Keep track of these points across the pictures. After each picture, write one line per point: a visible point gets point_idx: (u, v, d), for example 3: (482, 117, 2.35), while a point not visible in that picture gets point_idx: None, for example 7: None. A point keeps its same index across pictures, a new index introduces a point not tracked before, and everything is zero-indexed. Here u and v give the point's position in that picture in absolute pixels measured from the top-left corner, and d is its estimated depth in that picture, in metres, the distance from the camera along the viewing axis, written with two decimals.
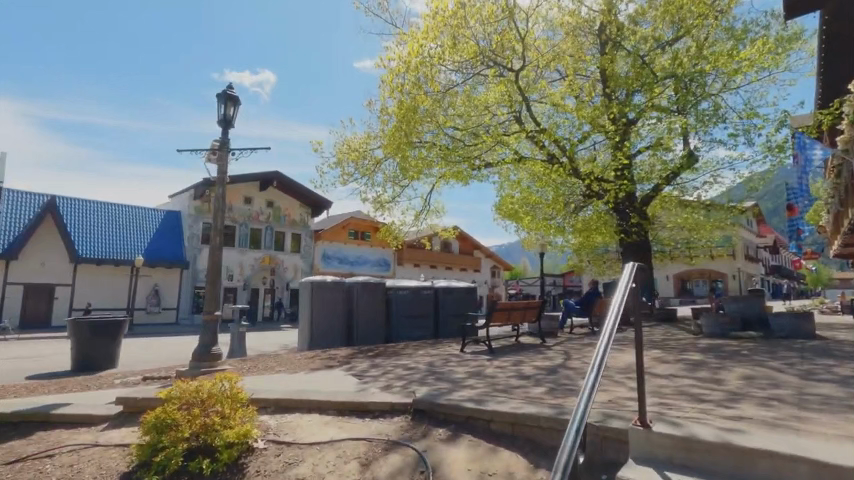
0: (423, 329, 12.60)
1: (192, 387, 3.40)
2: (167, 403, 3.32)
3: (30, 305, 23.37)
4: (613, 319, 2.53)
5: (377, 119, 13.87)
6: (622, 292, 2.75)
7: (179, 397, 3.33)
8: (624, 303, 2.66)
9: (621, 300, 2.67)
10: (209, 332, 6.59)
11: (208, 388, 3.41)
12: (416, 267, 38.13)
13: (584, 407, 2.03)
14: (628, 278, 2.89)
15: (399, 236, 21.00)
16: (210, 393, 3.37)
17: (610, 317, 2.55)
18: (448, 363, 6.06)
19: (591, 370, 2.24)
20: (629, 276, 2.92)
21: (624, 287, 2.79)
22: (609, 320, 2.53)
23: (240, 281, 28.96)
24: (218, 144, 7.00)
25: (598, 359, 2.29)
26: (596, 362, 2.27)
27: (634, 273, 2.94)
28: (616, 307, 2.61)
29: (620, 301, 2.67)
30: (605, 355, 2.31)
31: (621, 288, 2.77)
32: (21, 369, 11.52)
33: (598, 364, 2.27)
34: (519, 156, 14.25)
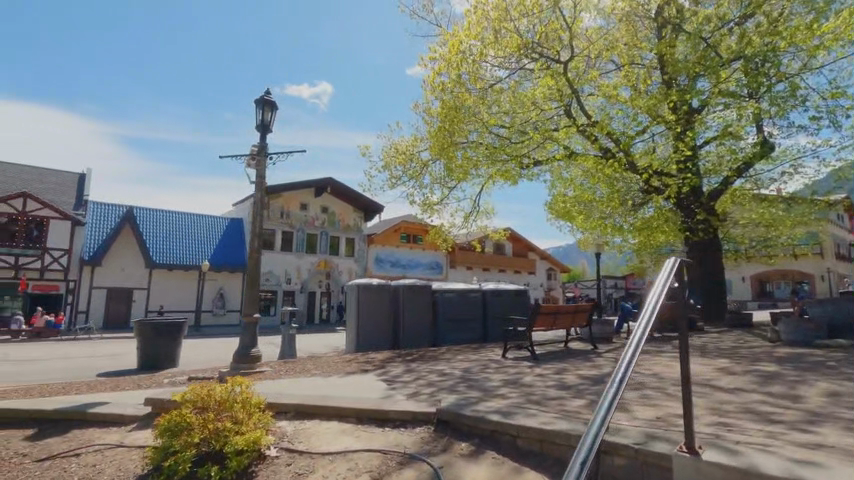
0: (469, 334, 12.24)
1: (206, 389, 3.33)
2: (182, 406, 3.27)
3: (112, 307, 25.42)
4: (644, 325, 2.14)
5: (420, 121, 13.74)
6: (658, 293, 2.34)
7: (192, 400, 3.27)
8: (659, 305, 2.26)
9: (656, 303, 2.26)
10: (249, 333, 6.71)
11: (221, 392, 3.34)
12: (469, 270, 37.70)
13: (597, 429, 1.68)
14: (667, 278, 2.47)
15: (448, 237, 20.78)
16: (224, 397, 3.32)
17: (640, 323, 2.16)
18: (486, 370, 5.74)
19: (610, 383, 1.89)
20: (669, 274, 2.50)
21: (661, 288, 2.38)
22: (639, 327, 2.14)
23: (297, 284, 30.01)
24: (257, 149, 7.13)
25: (619, 372, 1.91)
26: (617, 375, 1.90)
27: (675, 269, 2.53)
28: (647, 311, 2.21)
29: (654, 302, 2.27)
30: (628, 367, 1.94)
31: (657, 288, 2.36)
32: (95, 366, 12.41)
33: (620, 377, 1.90)
34: (571, 152, 13.56)
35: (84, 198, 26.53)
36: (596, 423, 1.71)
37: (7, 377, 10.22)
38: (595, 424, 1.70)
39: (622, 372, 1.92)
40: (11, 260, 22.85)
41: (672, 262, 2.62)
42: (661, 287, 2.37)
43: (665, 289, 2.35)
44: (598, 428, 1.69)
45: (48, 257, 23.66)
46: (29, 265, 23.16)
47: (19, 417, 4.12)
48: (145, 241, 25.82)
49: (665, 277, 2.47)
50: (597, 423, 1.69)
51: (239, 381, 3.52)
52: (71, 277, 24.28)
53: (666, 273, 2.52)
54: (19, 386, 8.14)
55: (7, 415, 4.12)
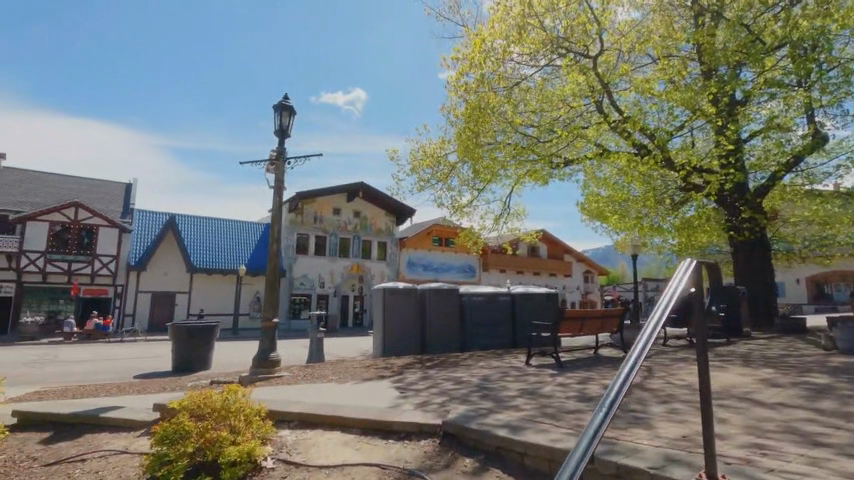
0: (498, 338, 11.90)
1: (203, 398, 3.28)
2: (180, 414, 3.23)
3: (157, 310, 26.41)
4: (643, 344, 1.87)
5: (445, 122, 13.51)
6: (666, 302, 2.05)
7: (189, 408, 3.22)
8: (665, 318, 1.96)
9: (662, 314, 1.98)
10: (268, 337, 6.71)
11: (218, 400, 3.28)
12: (503, 273, 37.12)
13: (577, 465, 1.43)
14: (679, 285, 2.15)
15: (479, 240, 20.44)
16: (222, 405, 3.26)
17: (638, 342, 1.89)
18: (505, 378, 5.49)
19: (600, 407, 1.65)
20: (683, 280, 2.19)
21: (669, 297, 2.09)
22: (636, 347, 1.87)
23: (331, 288, 30.42)
24: (275, 154, 7.15)
25: (606, 400, 1.65)
26: (604, 404, 1.65)
27: (691, 273, 2.23)
28: (648, 328, 1.94)
29: (658, 316, 1.98)
30: (620, 393, 1.67)
31: (664, 299, 2.06)
32: (133, 368, 12.85)
33: (609, 404, 1.65)
34: (604, 150, 13.02)
35: (130, 207, 27.84)
36: (575, 459, 1.46)
37: (53, 378, 10.74)
38: (574, 459, 1.46)
39: (612, 397, 1.67)
40: (64, 266, 24.24)
41: (688, 265, 2.29)
42: (669, 297, 2.07)
43: (672, 300, 2.05)
44: (578, 462, 1.44)
45: (97, 263, 24.94)
46: (80, 271, 24.48)
47: (38, 420, 4.21)
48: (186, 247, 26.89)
49: (678, 284, 2.15)
50: (577, 458, 1.44)
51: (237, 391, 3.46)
52: (118, 282, 25.48)
53: (678, 279, 2.20)
54: (61, 386, 8.52)
55: (27, 418, 4.22)
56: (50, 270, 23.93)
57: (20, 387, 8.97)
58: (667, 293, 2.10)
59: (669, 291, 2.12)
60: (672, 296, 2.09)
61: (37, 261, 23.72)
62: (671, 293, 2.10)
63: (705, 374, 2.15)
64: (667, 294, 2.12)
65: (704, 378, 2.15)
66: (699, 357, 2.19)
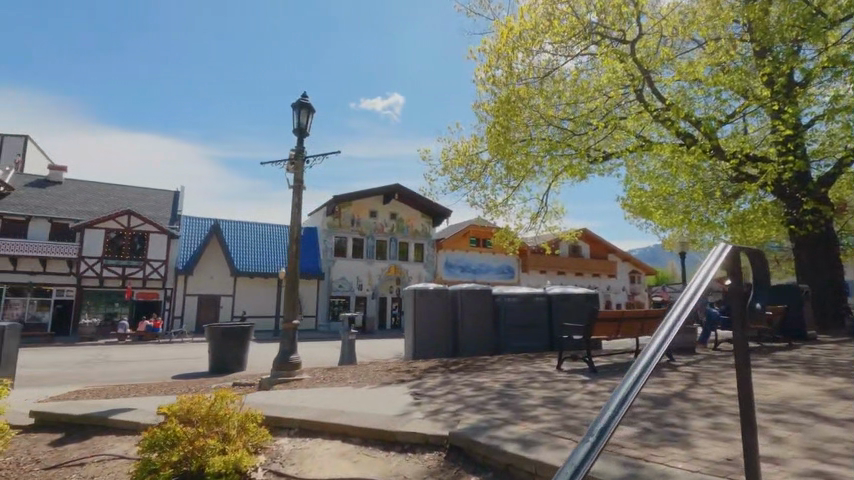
0: (534, 341, 11.36)
1: (194, 403, 3.12)
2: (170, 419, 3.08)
3: (204, 313, 27.30)
4: (652, 353, 1.42)
5: (475, 119, 13.08)
6: (686, 301, 1.60)
7: (178, 414, 3.07)
8: (684, 321, 1.51)
9: (680, 315, 1.55)
10: (289, 339, 6.61)
11: (209, 406, 3.11)
12: (543, 274, 36.13)
13: None
14: (707, 276, 1.70)
15: (516, 240, 19.84)
16: (212, 412, 3.08)
17: (648, 347, 1.45)
18: (530, 384, 5.09)
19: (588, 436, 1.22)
20: (711, 270, 1.73)
21: (693, 292, 1.64)
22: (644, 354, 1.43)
23: (369, 290, 30.52)
24: (295, 153, 7.05)
25: (597, 427, 1.22)
26: (593, 430, 1.22)
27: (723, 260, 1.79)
28: (663, 330, 1.48)
29: (675, 319, 1.53)
30: (616, 418, 1.24)
31: (686, 296, 1.61)
32: (173, 369, 13.19)
33: (599, 433, 1.22)
34: (646, 142, 12.18)
35: (177, 213, 29.07)
36: None
37: (97, 377, 11.16)
38: None
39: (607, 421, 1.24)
40: (118, 270, 25.59)
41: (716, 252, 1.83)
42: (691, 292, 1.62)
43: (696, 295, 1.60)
44: None
45: (148, 268, 26.17)
46: (133, 275, 25.74)
47: (52, 420, 4.22)
48: (229, 251, 27.78)
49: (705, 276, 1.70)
50: None
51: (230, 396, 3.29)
52: (168, 285, 26.60)
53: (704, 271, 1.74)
54: (100, 386, 8.81)
55: (42, 418, 4.24)
56: (106, 275, 25.31)
57: (65, 386, 9.36)
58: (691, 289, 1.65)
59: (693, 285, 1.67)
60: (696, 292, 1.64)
61: (94, 266, 25.15)
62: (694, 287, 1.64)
63: (746, 380, 1.75)
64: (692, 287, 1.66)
65: (745, 383, 1.76)
66: (738, 357, 1.79)
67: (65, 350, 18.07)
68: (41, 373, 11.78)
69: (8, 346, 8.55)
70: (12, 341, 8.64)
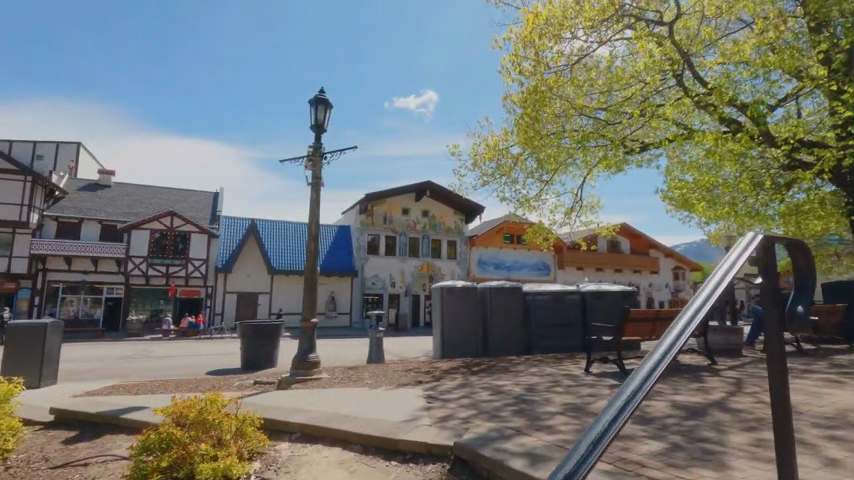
0: (566, 340, 10.92)
1: (191, 405, 3.03)
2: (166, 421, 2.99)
3: (242, 310, 28.04)
4: (646, 375, 1.13)
5: (504, 112, 12.64)
6: (693, 310, 1.26)
7: (173, 416, 2.98)
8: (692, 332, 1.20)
9: (687, 324, 1.23)
10: (307, 337, 6.53)
11: (205, 409, 3.02)
12: (580, 271, 35.07)
13: None
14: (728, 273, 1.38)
15: (550, 235, 19.23)
16: (202, 416, 2.96)
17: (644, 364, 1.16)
18: (553, 388, 4.77)
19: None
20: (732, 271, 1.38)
21: (706, 299, 1.29)
22: (638, 374, 1.13)
23: (402, 287, 30.53)
24: (313, 149, 6.95)
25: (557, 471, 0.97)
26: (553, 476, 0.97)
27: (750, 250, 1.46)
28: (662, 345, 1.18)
29: (680, 330, 1.22)
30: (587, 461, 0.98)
31: (698, 299, 1.29)
32: (208, 365, 13.50)
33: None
34: (687, 130, 11.41)
35: (216, 214, 30.00)
36: None
37: (136, 373, 11.53)
38: None
39: (569, 475, 0.96)
40: (163, 269, 26.67)
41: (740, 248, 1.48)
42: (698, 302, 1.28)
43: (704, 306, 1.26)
44: None
45: (190, 266, 27.17)
46: (176, 274, 26.76)
47: (70, 417, 4.27)
48: (266, 250, 28.47)
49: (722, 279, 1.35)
50: None
51: (224, 399, 3.19)
52: (208, 283, 27.53)
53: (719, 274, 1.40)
54: (134, 382, 9.05)
55: (61, 415, 4.30)
56: (151, 273, 26.43)
57: (104, 381, 9.70)
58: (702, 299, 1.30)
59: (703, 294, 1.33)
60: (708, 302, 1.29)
61: (140, 265, 26.30)
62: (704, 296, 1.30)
63: (782, 384, 1.45)
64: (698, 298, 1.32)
65: (782, 395, 1.45)
66: (771, 365, 1.48)
67: (112, 345, 18.91)
68: (86, 368, 12.33)
69: (50, 342, 8.91)
70: (53, 338, 8.98)
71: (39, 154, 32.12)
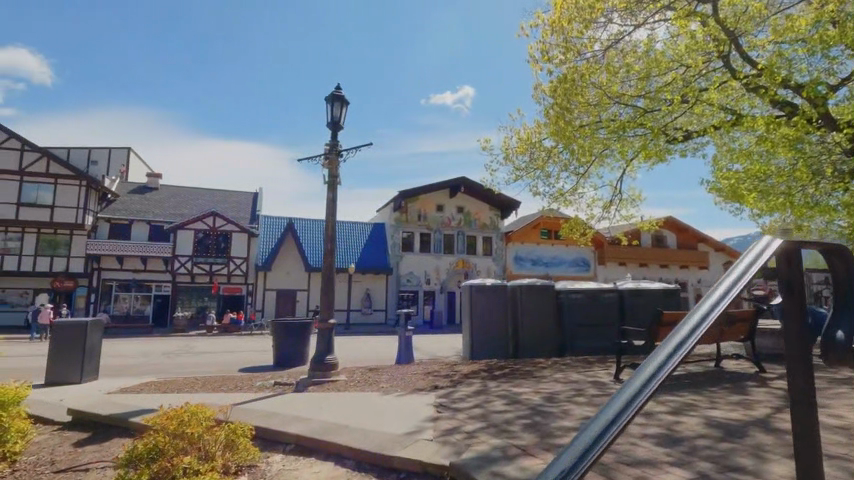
0: (604, 340, 10.35)
1: (174, 414, 2.90)
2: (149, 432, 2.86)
3: (282, 307, 28.71)
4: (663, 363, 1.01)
5: (535, 103, 12.12)
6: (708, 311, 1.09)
7: (155, 428, 2.84)
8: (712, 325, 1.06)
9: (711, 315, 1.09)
10: (324, 339, 6.43)
11: (188, 418, 2.89)
12: (623, 266, 33.69)
13: None
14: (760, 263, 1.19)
15: (587, 230, 18.47)
16: (180, 430, 2.81)
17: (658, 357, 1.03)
18: (575, 398, 4.41)
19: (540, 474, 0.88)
20: (746, 279, 1.15)
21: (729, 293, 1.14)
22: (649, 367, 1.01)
23: (437, 284, 30.34)
24: (330, 147, 6.83)
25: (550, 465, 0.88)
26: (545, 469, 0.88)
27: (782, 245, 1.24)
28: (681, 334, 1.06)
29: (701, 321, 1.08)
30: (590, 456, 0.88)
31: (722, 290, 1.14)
32: (243, 361, 13.77)
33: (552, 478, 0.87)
34: (735, 116, 10.55)
35: (256, 214, 30.80)
36: None
37: (175, 369, 11.89)
38: None
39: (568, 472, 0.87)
40: (207, 267, 27.67)
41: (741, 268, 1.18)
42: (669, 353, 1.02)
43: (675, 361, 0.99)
44: None
45: (232, 265, 28.07)
46: (219, 272, 27.75)
47: (84, 419, 4.33)
48: (304, 248, 29.08)
49: (706, 323, 1.07)
50: None
51: (207, 410, 3.02)
52: (249, 281, 28.35)
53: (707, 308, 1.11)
54: (169, 379, 9.29)
55: (77, 416, 4.36)
56: (196, 272, 27.47)
57: (142, 377, 10.04)
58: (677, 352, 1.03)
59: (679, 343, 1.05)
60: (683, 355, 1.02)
61: (186, 264, 27.40)
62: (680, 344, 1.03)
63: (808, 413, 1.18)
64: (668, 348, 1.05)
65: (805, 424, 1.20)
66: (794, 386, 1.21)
67: (159, 340, 19.74)
68: (130, 363, 12.87)
69: (91, 339, 9.30)
70: (93, 335, 9.36)
71: (93, 160, 34.09)
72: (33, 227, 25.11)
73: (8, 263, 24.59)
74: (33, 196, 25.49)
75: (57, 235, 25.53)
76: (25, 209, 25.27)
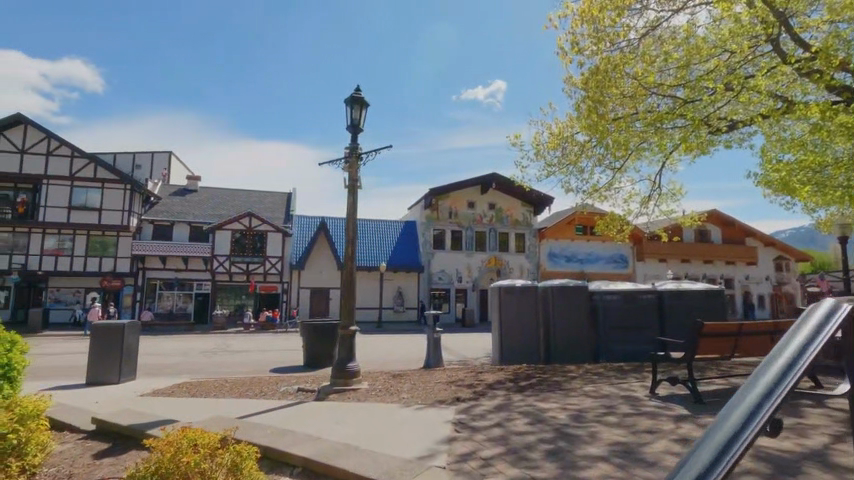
0: (642, 344, 9.78)
1: (169, 442, 2.73)
2: (147, 461, 2.73)
3: (315, 305, 29.16)
4: (765, 402, 0.98)
5: (566, 96, 11.56)
6: (804, 348, 1.07)
7: (152, 457, 2.70)
8: (813, 362, 1.04)
9: (810, 348, 1.08)
10: (346, 346, 6.32)
11: (183, 444, 2.70)
12: (663, 262, 32.38)
13: None
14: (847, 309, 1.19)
15: (624, 226, 17.71)
16: (175, 460, 2.62)
17: (754, 391, 1.02)
18: (605, 418, 4.09)
19: None
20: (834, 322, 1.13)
21: (824, 328, 1.11)
22: (745, 400, 1.01)
23: (469, 282, 29.99)
24: (350, 150, 6.71)
25: None
26: None
27: None
28: (780, 370, 1.04)
29: (797, 357, 1.06)
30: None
31: (817, 326, 1.11)
32: (275, 361, 13.94)
33: None
34: (788, 103, 9.72)
35: (290, 214, 31.37)
36: None
37: (210, 369, 12.14)
38: None
39: None
40: (243, 267, 28.34)
41: (817, 321, 1.14)
42: (751, 416, 0.95)
43: (758, 429, 0.92)
44: None
45: (268, 264, 28.65)
46: (255, 271, 28.41)
47: (107, 429, 4.37)
48: (336, 247, 29.41)
49: (802, 358, 1.05)
50: None
51: (207, 436, 2.82)
52: (284, 279, 28.85)
53: (785, 368, 1.05)
54: (201, 380, 9.44)
55: (100, 426, 4.42)
56: (234, 271, 28.18)
57: (177, 377, 10.32)
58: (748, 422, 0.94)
59: (753, 405, 0.98)
60: (763, 418, 0.95)
61: (224, 264, 28.15)
62: (764, 403, 0.97)
63: None
64: (739, 410, 0.98)
65: None
66: None
67: (198, 338, 20.32)
68: (168, 362, 13.25)
69: (128, 341, 9.60)
70: (131, 336, 9.67)
71: (138, 164, 35.64)
72: (83, 229, 26.36)
73: (62, 263, 25.96)
74: (82, 199, 26.72)
75: (105, 236, 26.72)
76: (76, 212, 26.54)
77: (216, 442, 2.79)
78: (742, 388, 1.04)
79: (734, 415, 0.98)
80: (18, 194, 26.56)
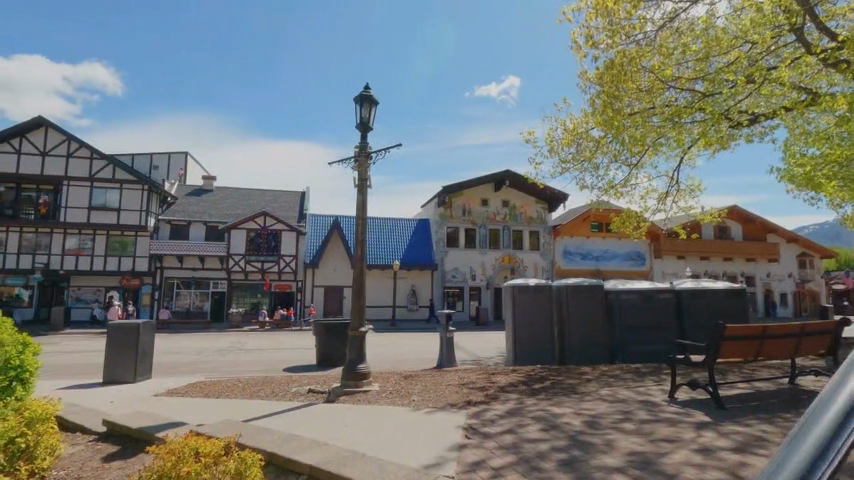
0: (661, 345, 9.52)
1: (172, 448, 2.68)
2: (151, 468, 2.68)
3: (330, 303, 29.30)
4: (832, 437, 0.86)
5: (581, 92, 11.29)
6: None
7: (156, 464, 2.64)
8: None
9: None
10: (356, 348, 6.25)
11: (186, 451, 2.64)
12: (682, 260, 31.76)
13: None
14: None
15: (641, 223, 17.35)
16: (176, 470, 2.56)
17: (820, 422, 0.89)
18: (621, 424, 3.95)
19: None
20: None
21: None
22: (811, 435, 0.88)
23: (483, 280, 29.79)
24: (359, 149, 6.63)
25: None
26: None
27: None
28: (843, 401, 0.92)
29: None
30: None
31: None
32: (289, 360, 13.98)
33: None
34: (814, 95, 9.35)
35: (304, 212, 31.53)
36: None
37: (225, 368, 12.23)
38: None
39: None
40: (259, 265, 28.57)
41: None
42: (825, 454, 0.82)
43: (837, 465, 0.79)
44: None
45: (282, 263, 28.83)
46: (270, 269, 28.63)
47: (117, 431, 4.37)
48: (349, 245, 29.47)
49: None
50: None
51: (210, 443, 2.76)
52: (298, 278, 29.04)
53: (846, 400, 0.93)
54: (215, 380, 9.49)
55: (111, 427, 4.43)
56: (249, 269, 28.42)
57: (192, 376, 10.41)
58: (820, 463, 0.81)
59: (822, 437, 0.86)
60: (839, 455, 0.82)
61: (240, 263, 28.40)
62: (834, 436, 0.85)
63: None
64: (807, 448, 0.85)
65: None
66: None
67: (215, 337, 20.52)
68: (184, 361, 13.38)
69: (143, 340, 9.71)
70: (146, 335, 9.77)
71: (155, 165, 36.20)
72: (102, 229, 26.86)
73: (82, 263, 26.51)
74: (102, 199, 27.22)
75: (124, 236, 27.19)
76: (96, 213, 27.06)
77: (219, 450, 2.72)
78: (804, 422, 0.91)
79: (801, 454, 0.85)
80: (40, 195, 27.19)
